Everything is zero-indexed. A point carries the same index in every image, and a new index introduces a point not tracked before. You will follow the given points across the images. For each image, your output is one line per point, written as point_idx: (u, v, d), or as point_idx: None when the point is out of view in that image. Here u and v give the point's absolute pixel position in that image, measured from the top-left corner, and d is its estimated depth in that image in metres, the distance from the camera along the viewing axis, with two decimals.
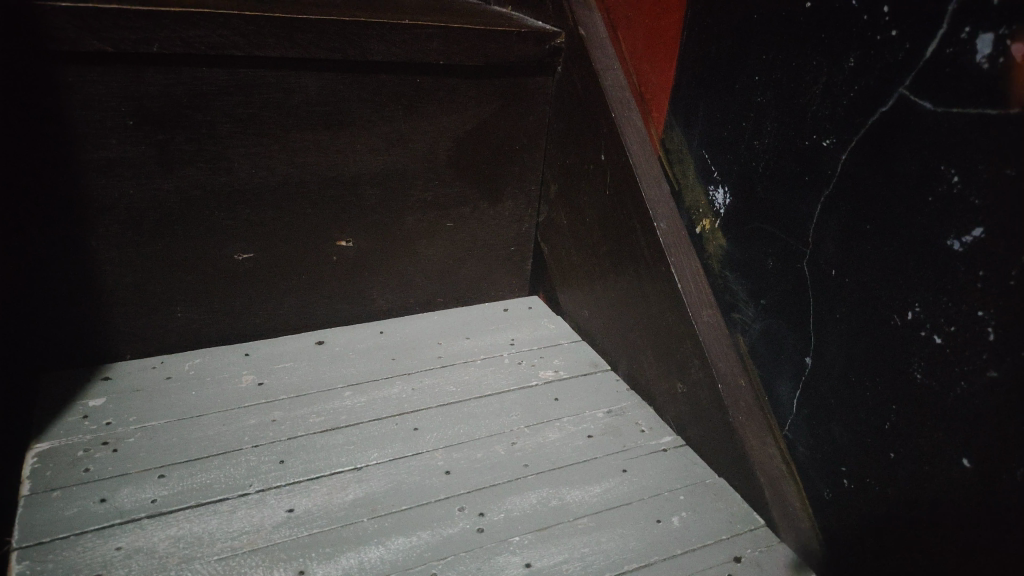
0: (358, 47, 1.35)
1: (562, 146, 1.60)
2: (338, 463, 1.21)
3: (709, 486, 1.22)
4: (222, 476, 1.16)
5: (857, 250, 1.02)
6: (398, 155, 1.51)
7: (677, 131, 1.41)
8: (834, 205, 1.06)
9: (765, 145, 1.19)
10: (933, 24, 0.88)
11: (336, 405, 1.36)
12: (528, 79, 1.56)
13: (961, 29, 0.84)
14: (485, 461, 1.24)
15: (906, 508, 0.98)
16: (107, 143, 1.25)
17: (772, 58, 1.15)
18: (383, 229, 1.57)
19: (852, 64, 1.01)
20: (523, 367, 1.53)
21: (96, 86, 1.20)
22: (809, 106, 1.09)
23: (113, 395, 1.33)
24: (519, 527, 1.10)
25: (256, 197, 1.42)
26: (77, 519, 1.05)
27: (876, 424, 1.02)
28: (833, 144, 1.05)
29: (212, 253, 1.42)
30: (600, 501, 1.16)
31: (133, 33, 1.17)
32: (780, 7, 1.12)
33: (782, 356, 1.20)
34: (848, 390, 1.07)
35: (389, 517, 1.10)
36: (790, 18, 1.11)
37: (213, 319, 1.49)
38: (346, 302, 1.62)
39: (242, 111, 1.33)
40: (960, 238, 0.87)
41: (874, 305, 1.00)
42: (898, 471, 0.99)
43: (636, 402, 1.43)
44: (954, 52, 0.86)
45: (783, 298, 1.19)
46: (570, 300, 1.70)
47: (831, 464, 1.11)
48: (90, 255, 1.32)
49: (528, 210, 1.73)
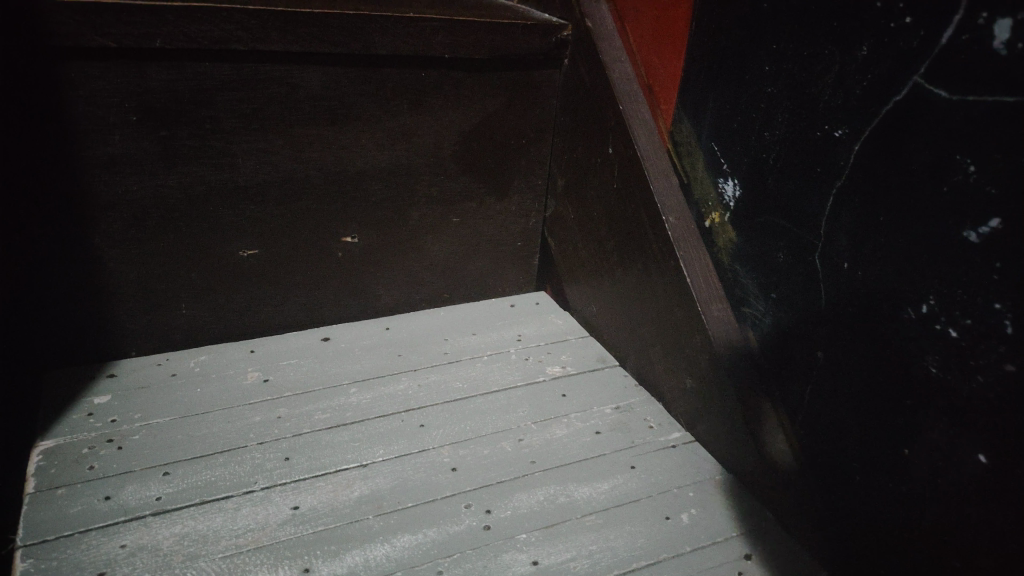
0: (362, 41, 1.34)
1: (569, 139, 1.59)
2: (343, 460, 1.20)
3: (720, 482, 1.20)
4: (227, 474, 1.15)
5: (870, 242, 1.00)
6: (403, 149, 1.50)
7: (686, 123, 1.39)
8: (847, 196, 1.04)
9: (775, 137, 1.17)
10: (948, 10, 0.86)
11: (342, 402, 1.35)
12: (534, 72, 1.55)
13: (977, 15, 0.82)
14: (492, 457, 1.23)
15: (920, 506, 0.96)
16: (110, 139, 1.24)
17: (783, 48, 1.13)
18: (389, 225, 1.56)
19: (865, 53, 0.99)
20: (530, 363, 1.52)
21: (99, 81, 1.19)
22: (820, 96, 1.07)
23: (118, 392, 1.33)
24: (526, 524, 1.09)
25: (261, 193, 1.41)
26: (82, 517, 1.04)
27: (890, 420, 1.00)
28: (845, 134, 1.03)
29: (217, 249, 1.42)
30: (608, 498, 1.15)
31: (136, 28, 1.17)
32: None
33: (793, 351, 1.18)
34: (861, 385, 1.05)
35: (395, 515, 1.09)
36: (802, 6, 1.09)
37: (219, 316, 1.48)
38: (352, 298, 1.61)
39: (246, 106, 1.32)
40: (976, 229, 0.85)
41: (888, 298, 0.98)
42: (913, 467, 0.97)
43: (644, 398, 1.42)
44: (969, 38, 0.83)
45: (794, 292, 1.17)
46: (577, 295, 1.68)
47: (843, 460, 1.09)
48: (95, 252, 1.31)
49: (535, 204, 1.71)
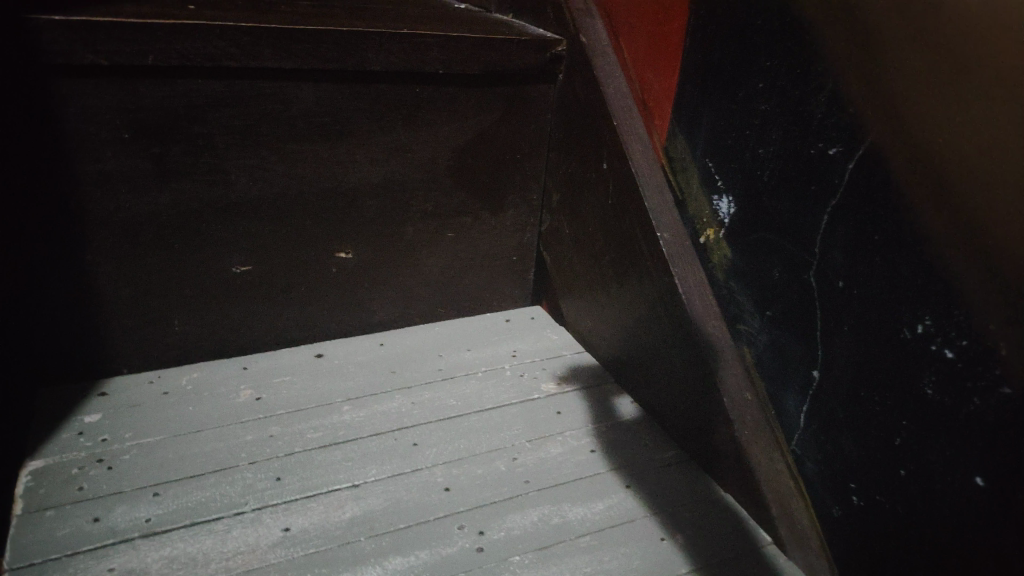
0: (356, 57, 1.33)
1: (564, 154, 1.58)
2: (335, 480, 1.19)
3: (715, 502, 1.19)
4: (218, 494, 1.14)
5: (866, 261, 0.99)
6: (398, 165, 1.49)
7: (680, 139, 1.39)
8: (841, 215, 1.03)
9: (770, 154, 1.17)
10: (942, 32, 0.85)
11: (335, 420, 1.34)
12: (529, 87, 1.54)
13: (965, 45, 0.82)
14: (486, 477, 1.22)
15: (917, 528, 0.95)
16: (102, 156, 1.24)
17: (777, 66, 1.13)
18: (383, 240, 1.56)
19: (858, 72, 0.98)
20: (525, 379, 1.51)
21: (90, 99, 1.19)
22: (814, 114, 1.07)
23: (110, 410, 1.32)
24: (520, 546, 1.08)
25: (254, 209, 1.40)
26: (70, 539, 1.03)
27: (887, 440, 0.99)
28: (839, 153, 1.03)
29: (210, 266, 1.41)
30: (603, 518, 1.14)
31: (127, 46, 1.16)
32: (785, 14, 1.10)
33: (789, 369, 1.18)
34: (857, 405, 1.04)
35: (387, 536, 1.08)
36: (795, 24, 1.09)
37: (212, 332, 1.47)
38: (347, 314, 1.60)
39: (239, 123, 1.31)
40: (973, 251, 0.84)
41: (884, 318, 0.98)
42: (910, 489, 0.96)
43: (640, 416, 1.41)
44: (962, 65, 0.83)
45: (789, 309, 1.16)
46: (572, 310, 1.68)
47: (840, 480, 1.08)
48: (86, 269, 1.30)
49: (530, 219, 1.71)
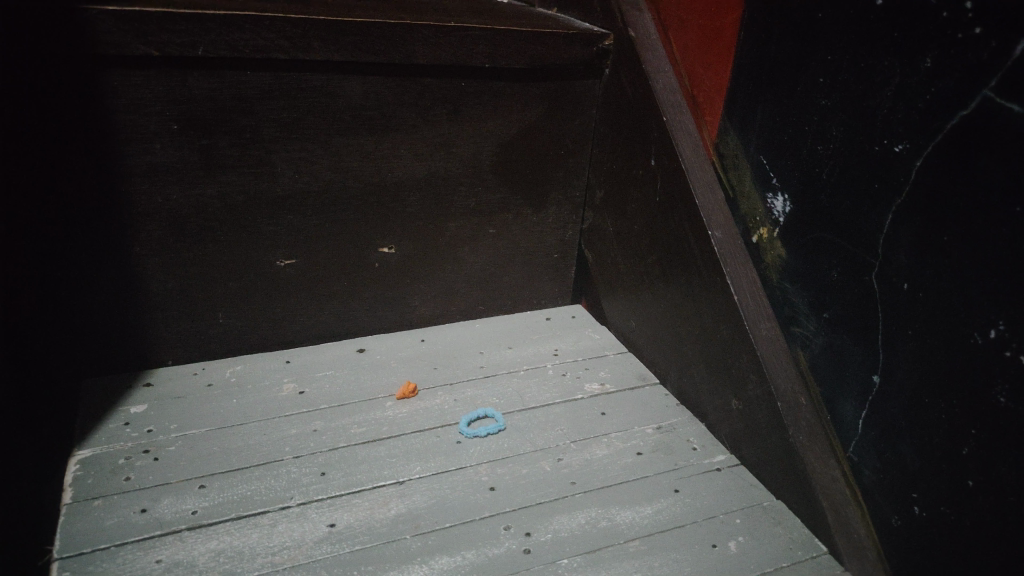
0: (402, 51, 1.32)
1: (608, 150, 1.55)
2: (379, 477, 1.18)
3: (767, 508, 1.14)
4: (263, 488, 1.14)
5: (1017, 343, 0.81)
6: (442, 160, 1.48)
7: (732, 134, 1.29)
8: (994, 295, 0.83)
9: (829, 151, 1.06)
10: None
11: (378, 415, 1.33)
12: (574, 81, 1.52)
13: (979, 157, 0.83)
14: (531, 477, 1.20)
15: (980, 545, 0.88)
16: (152, 148, 1.24)
17: (838, 60, 1.03)
18: (424, 236, 1.54)
19: (929, 65, 0.88)
20: (568, 379, 1.49)
21: (141, 90, 1.19)
22: (879, 110, 0.97)
23: (154, 402, 1.33)
24: (567, 549, 1.05)
25: (298, 203, 1.39)
26: (118, 530, 1.04)
27: (941, 452, 0.93)
28: (906, 149, 0.93)
29: (255, 261, 1.41)
30: (652, 523, 1.11)
31: (180, 37, 1.17)
32: (833, 8, 1.03)
33: (847, 375, 1.08)
34: (920, 413, 0.95)
35: (434, 535, 1.06)
36: (847, 14, 1.00)
37: (254, 326, 1.48)
38: (388, 309, 1.59)
39: (287, 116, 1.31)
40: (982, 333, 0.85)
41: (987, 370, 0.85)
42: (975, 501, 0.88)
43: (686, 418, 1.38)
44: None
45: (847, 313, 1.06)
46: (614, 310, 1.65)
47: (899, 490, 1.01)
48: (134, 262, 1.31)
49: (573, 217, 1.68)
